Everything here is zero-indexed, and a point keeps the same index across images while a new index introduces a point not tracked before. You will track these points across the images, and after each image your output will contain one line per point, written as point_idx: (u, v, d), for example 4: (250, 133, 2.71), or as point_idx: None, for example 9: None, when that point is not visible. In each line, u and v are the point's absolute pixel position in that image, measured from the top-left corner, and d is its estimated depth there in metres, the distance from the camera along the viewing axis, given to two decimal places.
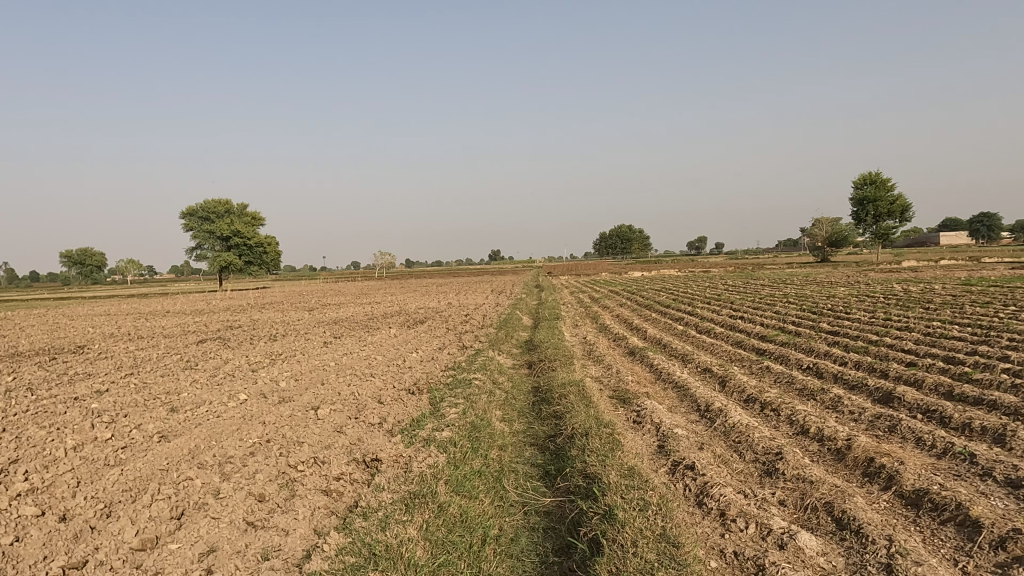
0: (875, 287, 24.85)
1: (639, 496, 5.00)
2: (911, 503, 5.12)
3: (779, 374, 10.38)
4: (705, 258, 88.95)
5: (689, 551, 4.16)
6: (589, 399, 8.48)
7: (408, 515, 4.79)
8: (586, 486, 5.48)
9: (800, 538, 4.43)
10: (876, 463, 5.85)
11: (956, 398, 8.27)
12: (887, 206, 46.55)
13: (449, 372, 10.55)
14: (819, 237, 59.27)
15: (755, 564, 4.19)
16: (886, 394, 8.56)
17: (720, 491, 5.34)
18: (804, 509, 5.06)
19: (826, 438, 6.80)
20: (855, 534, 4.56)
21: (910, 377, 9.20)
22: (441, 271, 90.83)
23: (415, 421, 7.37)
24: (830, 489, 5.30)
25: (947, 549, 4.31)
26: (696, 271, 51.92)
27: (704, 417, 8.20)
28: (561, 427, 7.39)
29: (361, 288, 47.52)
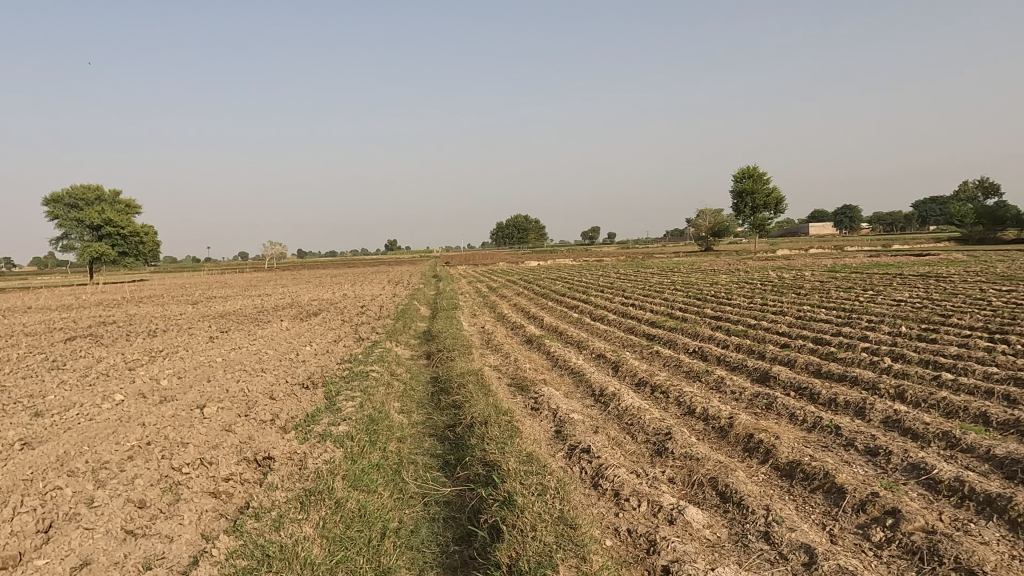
0: (751, 275, 26.51)
1: (537, 481, 5.09)
2: (785, 474, 5.52)
3: (667, 358, 10.89)
4: (597, 248, 91.65)
5: (585, 531, 4.30)
6: (487, 388, 8.55)
7: (303, 513, 4.64)
8: (485, 474, 5.51)
9: (687, 512, 4.69)
10: (755, 439, 6.26)
11: (823, 374, 9.01)
12: (764, 198, 49.76)
13: (345, 365, 10.29)
14: (703, 227, 62.32)
15: (646, 539, 4.38)
16: (763, 374, 9.16)
17: (614, 471, 5.54)
18: (691, 485, 5.35)
19: (710, 417, 7.21)
20: (736, 505, 4.87)
21: (784, 358, 9.92)
22: (334, 262, 88.36)
23: (309, 416, 7.15)
24: (714, 464, 5.64)
25: (816, 514, 4.70)
26: (590, 261, 53.43)
27: (599, 401, 8.46)
28: (460, 417, 7.40)
29: (251, 279, 45.50)
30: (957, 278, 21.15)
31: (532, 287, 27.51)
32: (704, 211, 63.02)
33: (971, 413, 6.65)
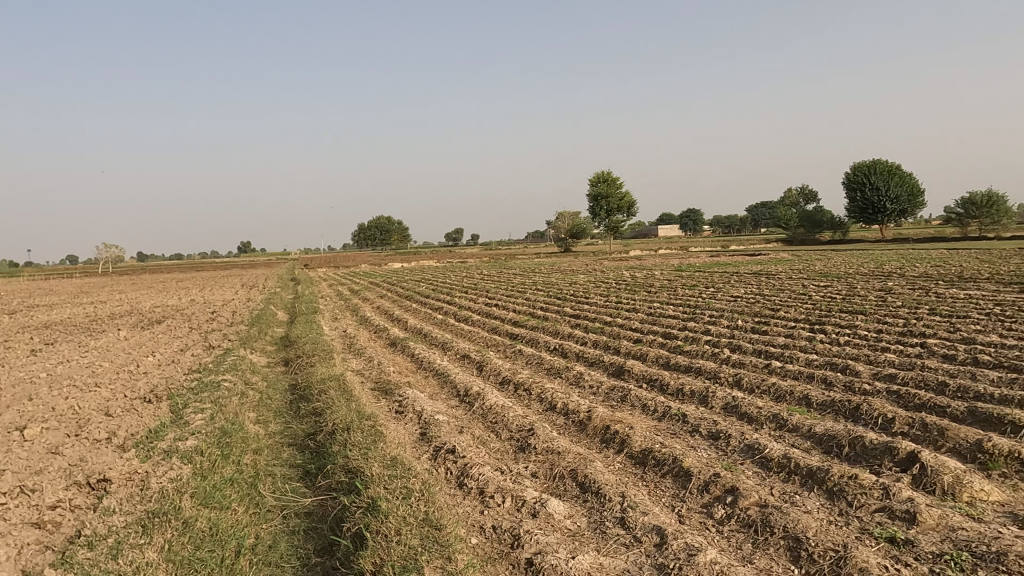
0: (606, 275, 27.84)
1: (401, 484, 5.03)
2: (639, 461, 5.86)
3: (529, 356, 11.18)
4: (460, 249, 92.13)
5: (450, 532, 4.31)
6: (350, 393, 8.33)
7: (146, 537, 4.28)
8: (348, 481, 5.37)
9: (550, 505, 4.84)
10: (611, 430, 6.59)
11: (671, 366, 9.66)
12: (617, 202, 52.46)
13: (194, 375, 9.60)
14: (562, 229, 64.49)
15: (511, 534, 4.47)
16: (618, 369, 9.66)
17: (479, 470, 5.60)
18: (553, 478, 5.53)
19: (570, 411, 7.49)
20: (595, 494, 5.10)
21: (637, 353, 10.53)
22: (179, 265, 82.15)
23: (152, 432, 6.60)
24: (574, 457, 5.87)
25: (667, 498, 5.03)
26: (453, 262, 53.59)
27: (463, 401, 8.53)
28: (321, 424, 7.15)
29: (81, 285, 41.27)
30: (783, 275, 23.47)
31: (396, 289, 27.18)
32: (564, 214, 65.05)
33: (795, 397, 7.42)
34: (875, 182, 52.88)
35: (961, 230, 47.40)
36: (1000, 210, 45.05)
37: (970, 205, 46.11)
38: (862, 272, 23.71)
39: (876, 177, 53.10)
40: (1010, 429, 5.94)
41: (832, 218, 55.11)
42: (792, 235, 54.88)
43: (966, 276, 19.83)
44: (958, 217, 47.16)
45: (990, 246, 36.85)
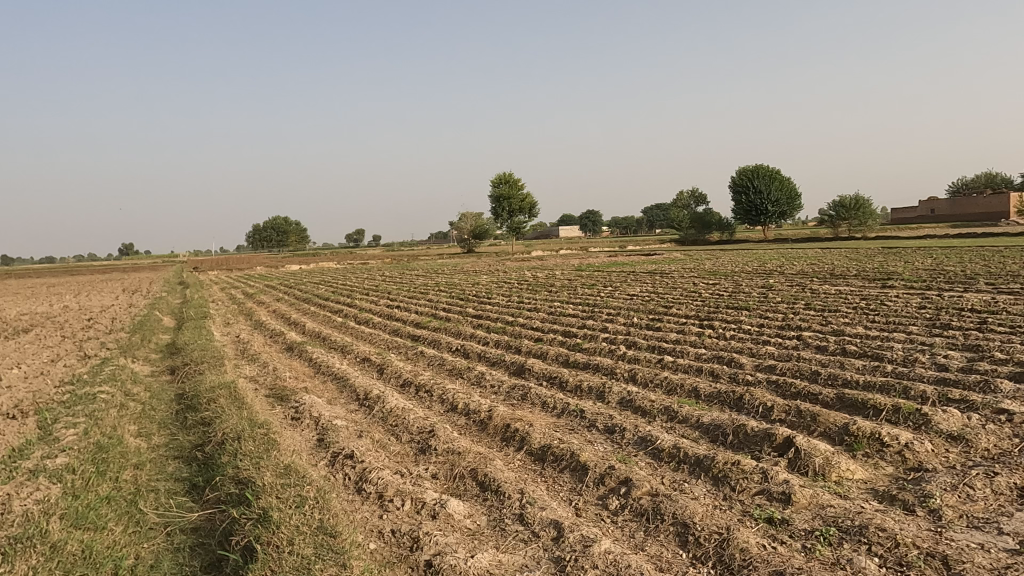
0: (507, 275, 28.08)
1: (295, 493, 4.87)
2: (538, 458, 5.97)
3: (431, 357, 11.12)
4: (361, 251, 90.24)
5: (346, 538, 4.22)
6: (242, 401, 7.98)
7: (7, 567, 3.93)
8: (238, 492, 5.15)
9: (450, 505, 4.84)
10: (511, 428, 6.67)
11: (570, 363, 9.90)
12: (519, 204, 53.11)
13: (66, 387, 8.89)
14: (465, 230, 64.31)
15: (410, 537, 4.43)
16: (519, 368, 9.78)
17: (377, 474, 5.51)
18: (453, 478, 5.54)
19: (471, 411, 7.52)
20: (495, 492, 5.15)
21: (537, 351, 10.71)
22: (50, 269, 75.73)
23: (15, 451, 6.05)
24: (474, 457, 5.89)
25: (565, 492, 5.15)
26: (354, 263, 52.43)
27: (363, 405, 8.36)
28: (209, 435, 6.80)
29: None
30: (675, 274, 24.53)
31: (294, 292, 26.27)
32: (467, 214, 65.05)
33: (685, 389, 7.79)
34: (758, 186, 56.22)
35: (833, 231, 51.21)
36: (866, 212, 49.21)
37: (840, 207, 50.03)
38: (747, 270, 25.20)
39: (758, 181, 56.42)
40: (872, 412, 6.50)
41: (720, 219, 58.12)
42: (684, 235, 57.45)
43: (836, 273, 21.51)
44: (830, 218, 50.92)
45: (857, 245, 40.06)
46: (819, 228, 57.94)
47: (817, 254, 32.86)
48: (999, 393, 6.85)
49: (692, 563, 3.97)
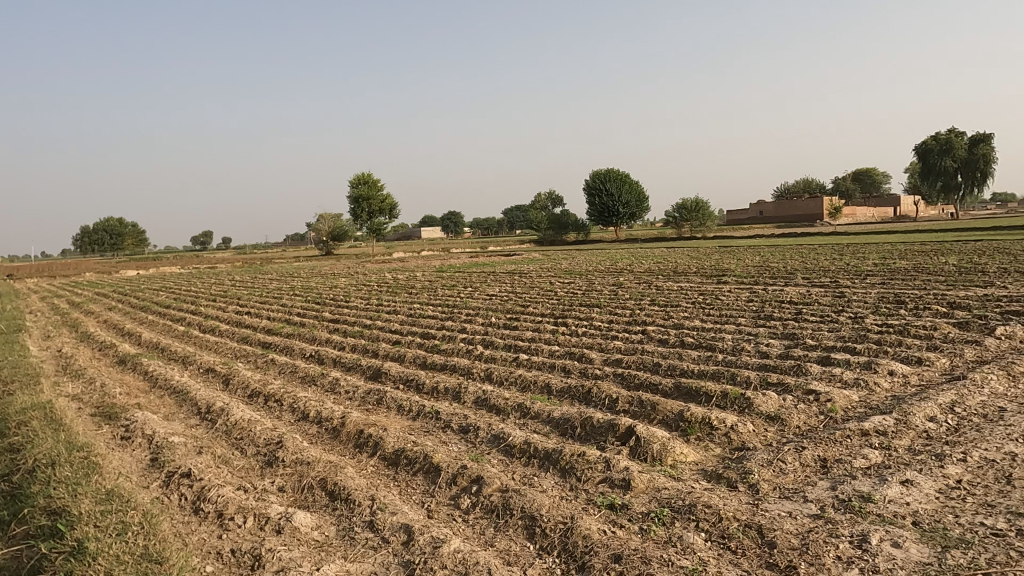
0: (366, 278, 27.48)
1: (117, 519, 4.46)
2: (391, 462, 5.90)
3: (283, 365, 10.63)
4: (208, 254, 84.42)
5: (176, 564, 3.94)
6: (60, 422, 7.18)
7: None
8: (50, 524, 4.63)
9: (295, 518, 4.67)
10: (364, 434, 6.54)
11: (428, 365, 9.87)
12: (379, 205, 52.18)
13: None
14: (324, 232, 61.69)
15: (251, 555, 4.22)
16: (375, 372, 9.61)
17: (217, 492, 5.18)
18: (301, 490, 5.33)
19: (323, 419, 7.28)
20: (345, 501, 5.02)
21: (395, 354, 10.57)
22: None
23: None
24: (324, 466, 5.71)
25: (417, 495, 5.13)
26: (200, 268, 48.97)
27: (205, 419, 7.83)
28: (18, 463, 6.06)
29: None
30: (532, 274, 25.15)
31: (129, 300, 24.08)
32: (325, 217, 62.43)
33: (538, 386, 8.03)
34: (610, 189, 59.02)
35: (677, 231, 54.88)
36: (706, 213, 53.36)
37: (683, 209, 53.84)
38: (600, 268, 26.42)
39: (610, 184, 59.20)
40: (705, 398, 7.06)
41: (576, 220, 60.39)
42: (543, 236, 59.11)
43: (678, 271, 23.08)
44: (674, 219, 54.53)
45: (698, 244, 43.28)
46: (665, 229, 61.91)
47: (662, 253, 35.08)
48: (809, 375, 7.70)
49: (538, 555, 4.10)
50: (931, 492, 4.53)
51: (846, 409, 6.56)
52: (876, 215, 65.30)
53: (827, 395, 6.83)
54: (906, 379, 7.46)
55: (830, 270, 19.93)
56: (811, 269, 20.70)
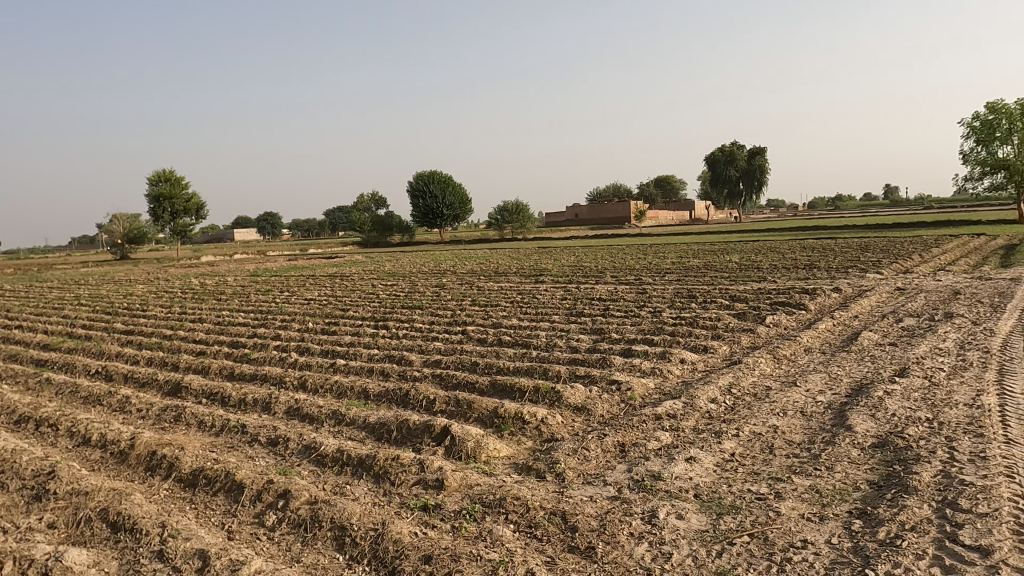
0: (169, 284, 25.08)
1: None
2: (189, 483, 5.42)
3: (60, 384, 9.35)
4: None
5: None
6: None
7: None
8: None
9: (67, 557, 4.12)
10: (157, 455, 5.95)
11: (236, 376, 9.21)
12: (184, 204, 47.97)
13: None
14: (118, 233, 54.97)
15: None
16: (175, 386, 8.78)
17: None
18: (76, 525, 4.73)
19: (109, 442, 6.51)
20: (130, 531, 4.53)
21: (198, 366, 9.74)
22: None
23: None
24: (106, 494, 5.11)
25: (216, 517, 4.76)
26: None
27: None
28: None
29: None
30: (354, 277, 24.44)
31: None
32: (121, 215, 55.91)
33: (355, 391, 7.82)
34: (434, 191, 59.05)
35: (499, 233, 56.28)
36: (526, 216, 55.38)
37: (505, 211, 55.34)
38: (424, 270, 26.41)
39: (434, 187, 59.18)
40: (518, 394, 7.30)
41: (400, 221, 59.73)
42: (366, 237, 57.77)
43: (499, 271, 23.69)
44: (496, 222, 55.91)
45: (520, 245, 44.77)
46: (488, 231, 63.34)
47: (485, 254, 35.80)
48: (613, 366, 8.27)
49: (347, 565, 3.98)
50: (710, 466, 5.06)
51: (644, 396, 7.14)
52: (675, 218, 71.95)
53: (627, 384, 7.39)
54: (694, 365, 8.27)
55: (634, 269, 21.56)
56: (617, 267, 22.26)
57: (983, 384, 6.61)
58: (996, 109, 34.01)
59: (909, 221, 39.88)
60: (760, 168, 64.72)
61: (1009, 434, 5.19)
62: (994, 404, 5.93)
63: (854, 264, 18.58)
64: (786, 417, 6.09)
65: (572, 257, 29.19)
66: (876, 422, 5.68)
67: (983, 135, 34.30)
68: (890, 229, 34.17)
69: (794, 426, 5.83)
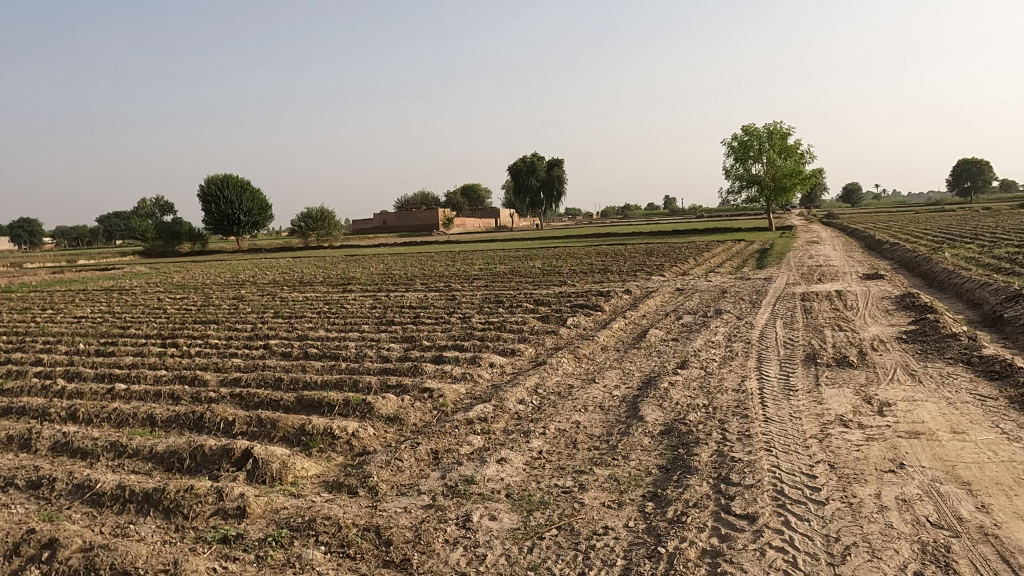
0: None
1: None
2: None
3: None
4: None
5: None
6: None
7: None
8: None
9: None
10: None
11: None
12: None
13: None
14: None
15: None
16: None
17: None
18: None
19: None
20: None
21: None
22: None
23: None
24: None
25: None
26: None
27: None
28: None
29: None
30: (136, 291, 21.90)
31: None
32: None
33: (139, 418, 7.00)
34: (228, 195, 54.74)
35: (303, 240, 53.69)
36: (331, 223, 53.55)
37: (308, 219, 52.75)
38: (218, 281, 24.44)
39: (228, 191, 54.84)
40: (327, 409, 7.02)
41: (189, 228, 54.65)
42: (149, 246, 52.14)
43: (303, 281, 22.63)
44: (299, 230, 53.34)
45: (327, 253, 43.10)
46: (291, 239, 60.24)
47: (287, 263, 33.93)
48: (425, 374, 8.27)
49: None
50: (520, 465, 5.25)
51: (454, 402, 7.22)
52: (481, 225, 73.94)
53: (439, 391, 7.42)
54: (502, 368, 8.55)
55: (443, 275, 21.73)
56: (426, 275, 22.35)
57: (746, 371, 7.59)
58: (750, 132, 39.25)
59: (684, 229, 44.78)
60: (557, 178, 68.64)
61: (767, 413, 6.01)
62: (754, 388, 6.84)
63: (641, 268, 20.39)
64: (587, 412, 6.51)
65: (380, 265, 28.72)
66: (663, 411, 6.27)
67: (740, 153, 39.45)
68: (670, 235, 37.94)
69: (594, 420, 6.25)
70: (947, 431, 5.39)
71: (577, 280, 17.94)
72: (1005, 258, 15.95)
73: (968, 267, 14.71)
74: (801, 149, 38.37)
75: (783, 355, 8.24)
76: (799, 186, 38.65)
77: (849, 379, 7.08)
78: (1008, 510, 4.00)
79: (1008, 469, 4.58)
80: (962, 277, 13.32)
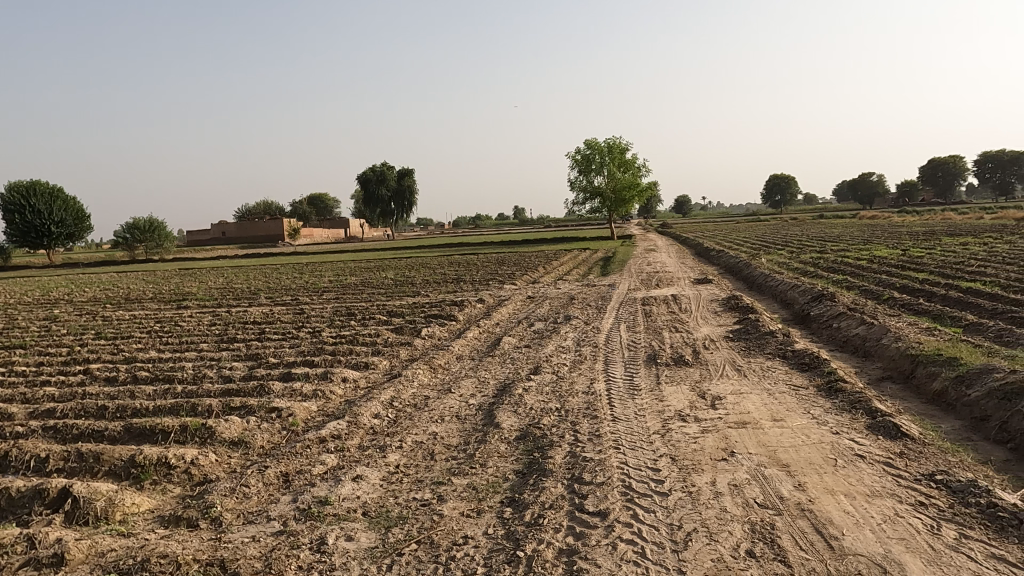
0: None
1: None
2: None
3: None
4: None
5: None
6: None
7: None
8: None
9: None
10: None
11: None
12: None
13: None
14: None
15: None
16: None
17: None
18: None
19: None
20: None
21: None
22: None
23: None
24: None
25: None
26: None
27: None
28: None
29: None
30: None
31: None
32: None
33: None
34: (36, 205, 48.61)
35: (128, 254, 48.94)
36: (161, 234, 49.37)
37: (134, 231, 47.84)
38: (22, 300, 21.60)
39: (36, 199, 48.83)
40: (161, 437, 6.44)
41: None
42: None
43: (129, 298, 20.65)
44: (124, 241, 48.27)
45: (158, 267, 39.72)
46: (114, 252, 54.75)
47: (111, 279, 30.73)
48: (272, 393, 7.83)
49: None
50: (376, 481, 5.12)
51: (305, 421, 6.90)
52: (329, 237, 71.73)
53: (288, 410, 7.06)
54: (356, 383, 8.31)
55: (290, 289, 20.78)
56: (271, 288, 21.26)
57: (594, 374, 7.94)
58: (592, 146, 41.34)
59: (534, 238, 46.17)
60: (407, 189, 68.49)
61: (614, 413, 6.33)
62: (602, 390, 7.17)
63: (493, 277, 20.77)
64: (444, 423, 6.49)
65: (219, 278, 26.87)
66: (517, 417, 6.40)
67: (583, 166, 41.47)
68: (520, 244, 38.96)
69: (450, 430, 6.24)
70: (768, 419, 5.97)
71: (430, 291, 17.90)
72: (809, 263, 18.03)
73: (780, 271, 16.48)
74: (637, 163, 41.11)
75: (628, 357, 8.73)
76: (637, 197, 41.31)
77: (685, 377, 7.64)
78: (820, 486, 4.51)
79: (819, 450, 5.17)
80: (776, 280, 14.90)
